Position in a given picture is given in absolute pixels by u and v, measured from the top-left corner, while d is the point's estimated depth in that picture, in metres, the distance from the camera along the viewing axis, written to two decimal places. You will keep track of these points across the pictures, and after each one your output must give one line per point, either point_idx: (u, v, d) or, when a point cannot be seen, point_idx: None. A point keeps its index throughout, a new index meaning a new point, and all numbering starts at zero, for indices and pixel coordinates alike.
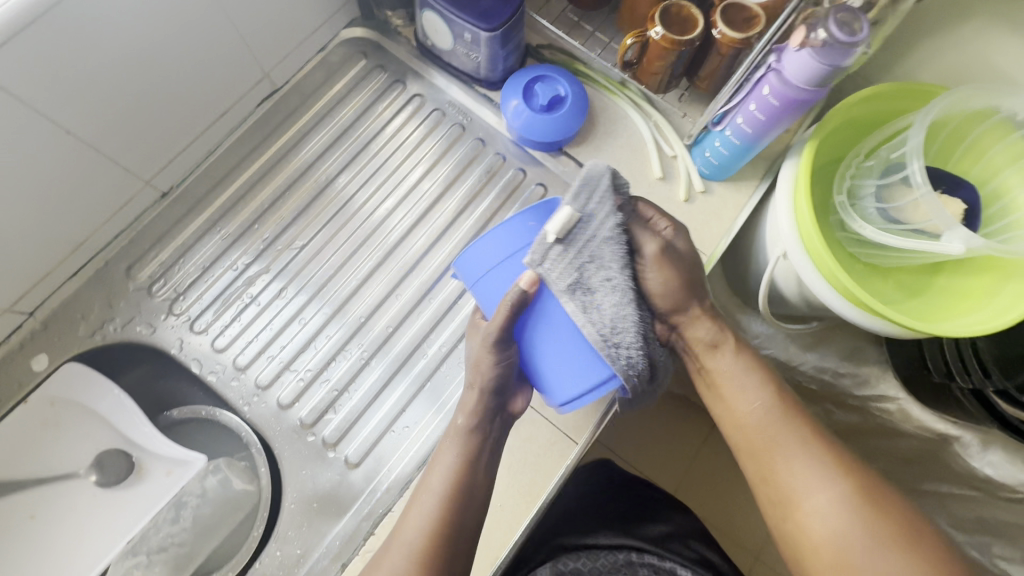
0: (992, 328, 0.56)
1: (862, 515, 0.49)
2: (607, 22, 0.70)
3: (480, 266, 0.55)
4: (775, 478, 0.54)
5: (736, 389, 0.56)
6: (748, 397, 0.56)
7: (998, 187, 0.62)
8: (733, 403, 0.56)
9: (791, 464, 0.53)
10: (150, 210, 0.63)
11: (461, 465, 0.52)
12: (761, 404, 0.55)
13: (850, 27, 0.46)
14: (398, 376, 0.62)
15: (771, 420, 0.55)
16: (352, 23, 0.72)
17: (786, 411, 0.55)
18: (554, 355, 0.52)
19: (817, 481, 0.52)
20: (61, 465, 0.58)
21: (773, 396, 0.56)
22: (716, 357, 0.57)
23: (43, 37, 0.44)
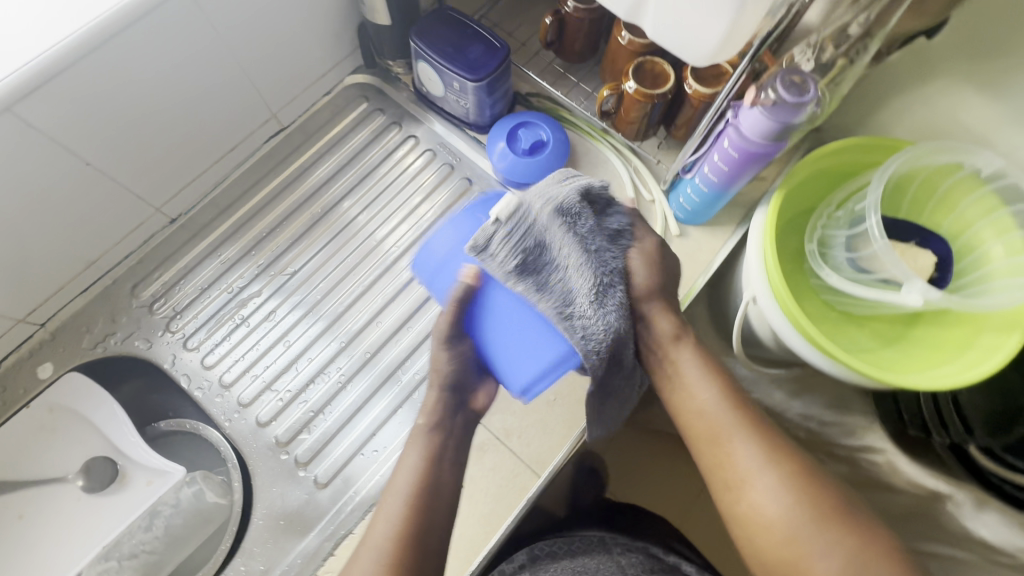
0: (960, 382, 0.56)
1: (796, 499, 0.51)
2: (591, 74, 0.74)
3: (433, 262, 0.55)
4: (726, 462, 0.54)
5: (689, 375, 0.57)
6: (703, 387, 0.56)
7: (969, 240, 0.63)
8: (686, 388, 0.57)
9: (740, 451, 0.54)
10: (159, 234, 0.69)
11: (423, 466, 0.53)
12: (711, 391, 0.56)
13: (797, 86, 0.49)
14: (379, 392, 0.65)
15: (721, 407, 0.55)
16: (357, 70, 0.78)
17: (734, 400, 0.56)
18: (511, 340, 0.51)
19: (763, 465, 0.53)
20: (53, 468, 0.62)
21: (723, 386, 0.56)
22: (674, 352, 0.57)
23: (72, 83, 0.50)
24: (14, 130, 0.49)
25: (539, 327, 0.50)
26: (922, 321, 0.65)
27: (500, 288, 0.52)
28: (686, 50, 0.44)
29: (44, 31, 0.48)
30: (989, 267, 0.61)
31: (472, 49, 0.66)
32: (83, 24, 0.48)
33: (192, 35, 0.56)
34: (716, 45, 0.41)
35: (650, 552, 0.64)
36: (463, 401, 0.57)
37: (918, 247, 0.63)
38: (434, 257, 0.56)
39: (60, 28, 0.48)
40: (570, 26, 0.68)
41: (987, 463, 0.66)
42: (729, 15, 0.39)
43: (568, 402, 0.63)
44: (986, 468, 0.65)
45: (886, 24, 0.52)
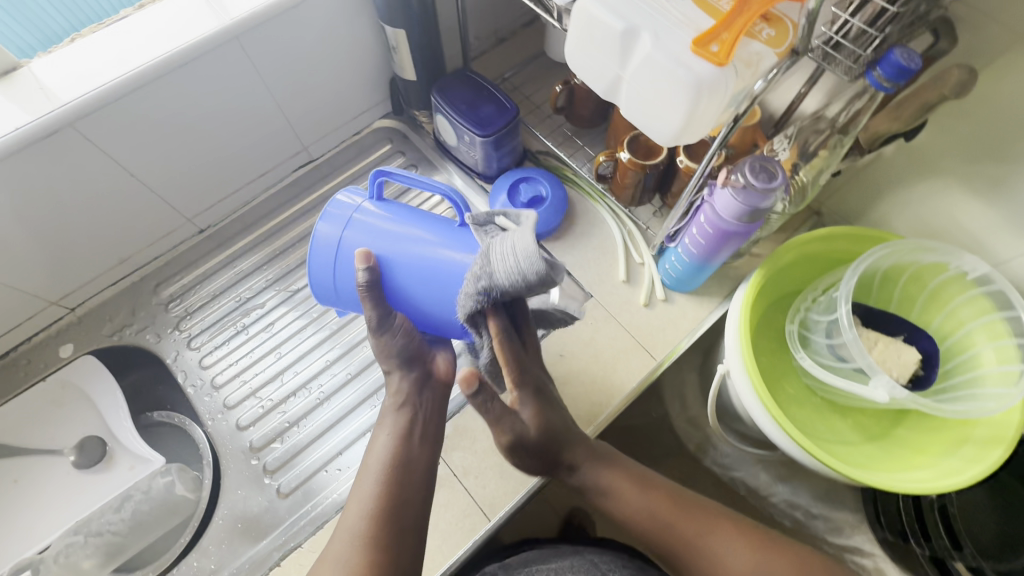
0: (930, 489, 0.54)
1: (773, 562, 0.51)
2: (598, 140, 0.79)
3: (327, 269, 0.56)
4: (698, 555, 0.53)
5: (624, 503, 0.55)
6: (628, 493, 0.55)
7: (955, 344, 0.61)
8: (631, 515, 0.55)
9: (706, 545, 0.53)
10: (187, 241, 0.77)
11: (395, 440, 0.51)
12: (648, 506, 0.55)
13: (767, 173, 0.51)
14: (365, 404, 0.68)
15: (663, 517, 0.54)
16: (387, 116, 0.86)
17: (658, 492, 0.56)
18: (432, 283, 0.54)
19: (721, 541, 0.53)
20: (53, 440, 0.68)
21: (640, 481, 0.56)
22: (608, 480, 0.56)
23: (130, 107, 0.59)
24: (75, 142, 0.57)
25: (445, 251, 0.54)
26: (907, 421, 0.63)
27: (398, 252, 0.54)
28: (655, 130, 0.46)
29: (115, 65, 0.57)
30: (979, 371, 0.58)
31: (484, 108, 0.72)
32: (146, 61, 0.57)
33: (238, 76, 0.65)
34: (678, 127, 0.44)
35: (621, 553, 0.64)
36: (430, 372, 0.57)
37: (905, 343, 0.62)
38: (325, 255, 0.56)
39: (128, 63, 0.57)
40: (579, 95, 0.74)
41: None
42: (688, 101, 0.42)
43: None
44: None
45: (859, 124, 0.54)
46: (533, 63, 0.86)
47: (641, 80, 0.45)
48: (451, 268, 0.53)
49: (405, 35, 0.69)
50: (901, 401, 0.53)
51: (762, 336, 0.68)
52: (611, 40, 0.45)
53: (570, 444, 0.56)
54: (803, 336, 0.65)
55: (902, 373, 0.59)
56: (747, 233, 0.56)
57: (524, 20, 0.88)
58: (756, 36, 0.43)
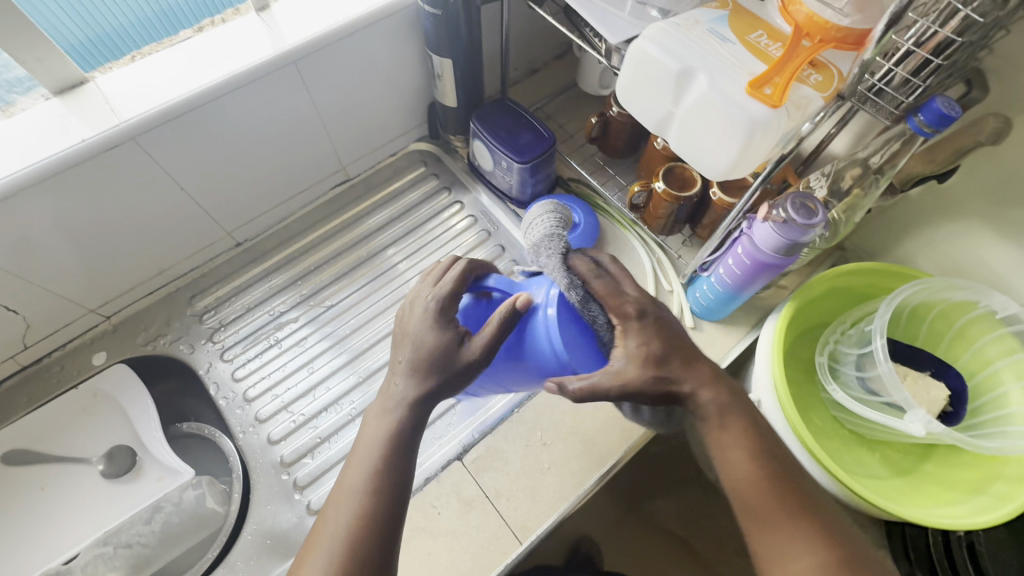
0: (966, 525, 0.54)
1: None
2: (629, 169, 0.81)
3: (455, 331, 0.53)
4: (773, 543, 0.45)
5: (732, 449, 0.46)
6: (746, 457, 0.46)
7: (983, 380, 0.62)
8: (734, 468, 0.46)
9: (791, 534, 0.44)
10: (224, 254, 0.78)
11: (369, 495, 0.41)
12: (756, 467, 0.46)
13: (808, 209, 0.53)
14: None
15: (766, 483, 0.46)
16: (422, 139, 0.88)
17: (777, 472, 0.46)
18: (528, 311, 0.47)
19: (807, 545, 0.44)
20: (81, 448, 0.68)
21: (762, 454, 0.47)
22: (728, 426, 0.46)
23: (188, 124, 0.60)
24: (134, 154, 0.59)
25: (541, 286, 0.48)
26: (936, 455, 0.63)
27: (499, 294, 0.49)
28: (706, 164, 0.49)
29: (176, 84, 0.59)
30: (1008, 409, 0.59)
31: (522, 135, 0.75)
32: (207, 82, 0.59)
33: (290, 98, 0.67)
34: (729, 163, 0.46)
35: None
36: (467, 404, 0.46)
37: (932, 376, 0.63)
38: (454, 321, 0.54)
39: (190, 83, 0.59)
40: (613, 127, 0.77)
41: None
42: (741, 139, 0.44)
43: (561, 474, 0.64)
44: None
45: (895, 164, 0.55)
46: (565, 94, 0.89)
47: (693, 118, 0.47)
48: (535, 344, 0.45)
49: (450, 65, 0.72)
50: (936, 435, 0.54)
51: (791, 366, 0.69)
52: (665, 80, 0.47)
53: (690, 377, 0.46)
54: (832, 368, 0.66)
55: (931, 408, 0.60)
56: (784, 266, 0.58)
57: (557, 52, 0.91)
58: (805, 81, 0.45)
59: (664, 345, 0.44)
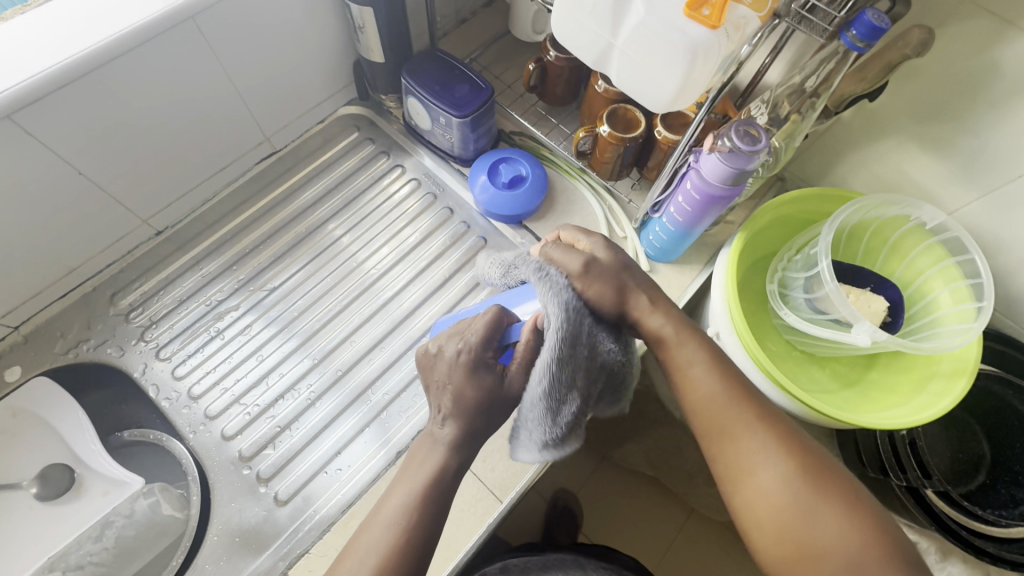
0: (910, 422, 0.58)
1: (811, 489, 0.46)
2: (571, 116, 0.79)
3: None
4: (738, 455, 0.49)
5: (690, 366, 0.50)
6: (702, 378, 0.50)
7: (918, 288, 0.66)
8: (691, 385, 0.50)
9: (746, 446, 0.48)
10: (144, 244, 0.71)
11: (391, 557, 0.45)
12: (712, 390, 0.50)
13: (751, 136, 0.54)
14: (347, 411, 0.66)
15: (720, 402, 0.50)
16: (351, 102, 0.82)
17: (735, 391, 0.50)
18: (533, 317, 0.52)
19: (766, 452, 0.48)
20: (10, 473, 0.63)
21: (721, 374, 0.51)
22: (683, 346, 0.51)
23: (74, 96, 0.53)
24: (12, 136, 0.51)
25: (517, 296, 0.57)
26: (878, 364, 0.67)
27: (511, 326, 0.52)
28: (650, 96, 0.47)
29: (52, 49, 0.50)
30: (937, 313, 0.63)
31: (459, 88, 0.71)
32: (89, 46, 0.51)
33: (193, 60, 0.60)
34: (674, 92, 0.45)
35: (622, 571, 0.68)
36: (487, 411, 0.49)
37: (872, 292, 0.65)
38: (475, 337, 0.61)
39: (70, 46, 0.51)
40: (551, 72, 0.74)
41: (944, 508, 0.65)
42: (683, 66, 0.43)
43: None
44: (942, 513, 0.65)
45: (830, 86, 0.56)
46: (498, 42, 0.85)
47: (634, 47, 0.45)
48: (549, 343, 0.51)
49: (371, 14, 0.66)
50: (880, 343, 0.58)
51: (743, 296, 0.71)
52: (601, 9, 0.45)
53: (632, 282, 0.52)
54: (783, 294, 0.68)
55: (873, 320, 0.62)
56: (732, 198, 0.58)
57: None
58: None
59: (622, 255, 0.53)
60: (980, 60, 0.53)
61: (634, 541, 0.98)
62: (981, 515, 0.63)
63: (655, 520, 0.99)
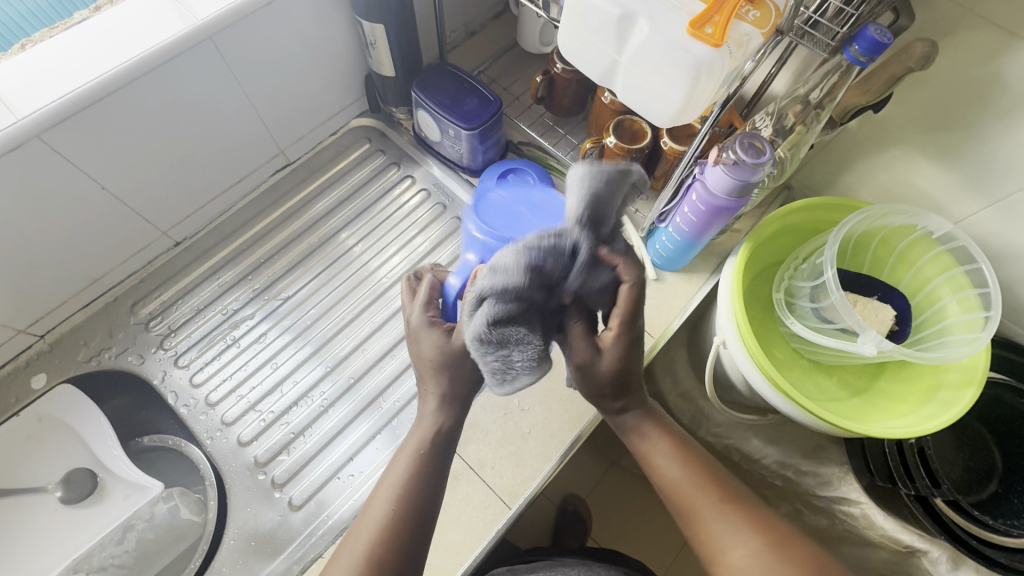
0: (917, 432, 0.58)
1: (784, 567, 0.46)
2: (579, 127, 0.81)
3: None
4: (709, 539, 0.49)
5: (655, 454, 0.53)
6: (670, 463, 0.53)
7: (925, 298, 0.66)
8: (662, 472, 0.53)
9: (717, 529, 0.49)
10: (163, 255, 0.73)
11: (392, 521, 0.47)
12: (681, 475, 0.52)
13: (755, 149, 0.55)
14: (359, 418, 0.67)
15: (690, 485, 0.51)
16: (363, 114, 0.84)
17: (705, 475, 0.52)
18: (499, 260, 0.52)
19: (737, 533, 0.48)
20: (35, 477, 0.65)
21: (690, 459, 0.53)
22: (650, 434, 0.54)
23: (99, 115, 0.55)
24: (41, 154, 0.53)
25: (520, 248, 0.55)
26: (887, 373, 0.67)
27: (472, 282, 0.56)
28: (656, 111, 0.48)
29: (78, 70, 0.52)
30: (945, 323, 0.64)
31: (468, 101, 0.72)
32: (113, 67, 0.53)
33: (211, 77, 0.61)
34: (678, 107, 0.46)
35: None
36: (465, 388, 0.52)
37: (880, 301, 0.66)
38: None
39: (95, 68, 0.53)
40: (559, 84, 0.75)
41: (955, 518, 0.64)
42: (687, 82, 0.44)
43: (542, 436, 0.65)
44: (953, 522, 0.64)
45: (834, 97, 0.56)
46: (507, 55, 0.86)
47: (638, 63, 0.46)
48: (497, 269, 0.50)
49: (383, 30, 0.68)
50: (886, 353, 0.58)
51: (750, 305, 0.71)
52: (606, 27, 0.46)
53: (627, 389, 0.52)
54: (789, 303, 0.69)
55: (880, 329, 0.63)
56: (737, 209, 0.59)
57: (494, 12, 0.88)
58: (744, 18, 0.44)
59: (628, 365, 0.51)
60: (986, 71, 0.53)
61: (644, 547, 0.98)
62: (991, 524, 0.63)
63: (664, 526, 0.99)
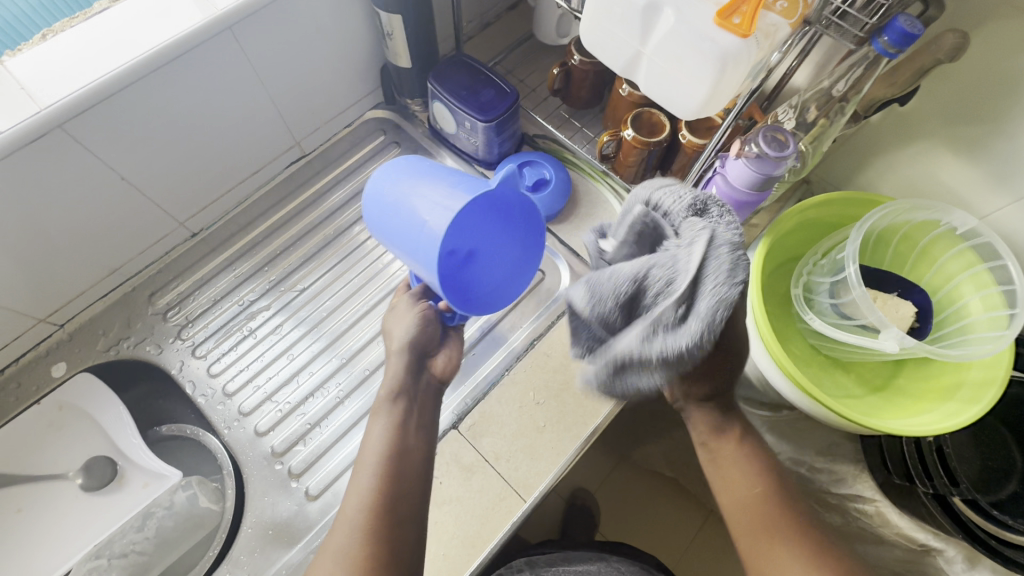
0: (937, 430, 0.57)
1: None
2: (596, 120, 0.80)
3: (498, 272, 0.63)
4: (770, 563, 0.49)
5: (727, 467, 0.52)
6: (747, 479, 0.51)
7: (948, 294, 0.65)
8: (736, 485, 0.52)
9: (783, 550, 0.48)
10: (180, 246, 0.74)
11: (378, 493, 0.49)
12: (757, 495, 0.51)
13: (778, 142, 0.54)
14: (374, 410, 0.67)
15: (761, 506, 0.51)
16: (377, 106, 0.84)
17: (780, 499, 0.51)
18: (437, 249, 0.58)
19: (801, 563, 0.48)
20: (56, 463, 0.66)
21: (767, 481, 0.52)
22: (729, 441, 0.52)
23: (119, 105, 0.55)
24: (63, 145, 0.53)
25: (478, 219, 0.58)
26: (906, 370, 0.66)
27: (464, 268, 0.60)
28: (679, 104, 0.48)
29: (99, 60, 0.52)
30: (967, 320, 0.63)
31: (484, 92, 0.72)
32: (133, 57, 0.53)
33: (228, 67, 0.61)
34: (703, 98, 0.45)
35: (645, 567, 0.69)
36: (422, 369, 0.61)
37: (900, 297, 0.65)
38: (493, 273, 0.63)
39: (115, 58, 0.53)
40: (576, 76, 0.74)
41: (971, 515, 0.63)
42: (712, 74, 0.43)
43: (557, 430, 0.64)
44: (970, 520, 0.63)
45: (860, 90, 0.55)
46: (523, 46, 0.86)
47: (662, 54, 0.46)
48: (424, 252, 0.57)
49: (400, 21, 0.67)
50: (908, 350, 0.57)
51: (767, 301, 0.71)
52: (630, 17, 0.46)
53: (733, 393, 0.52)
54: (808, 299, 0.68)
55: (901, 326, 0.62)
56: (757, 203, 0.58)
57: (509, 3, 0.87)
58: (772, 8, 0.43)
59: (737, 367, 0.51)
60: (1017, 62, 0.52)
61: (654, 541, 0.98)
62: (1011, 524, 0.62)
63: (674, 521, 0.99)
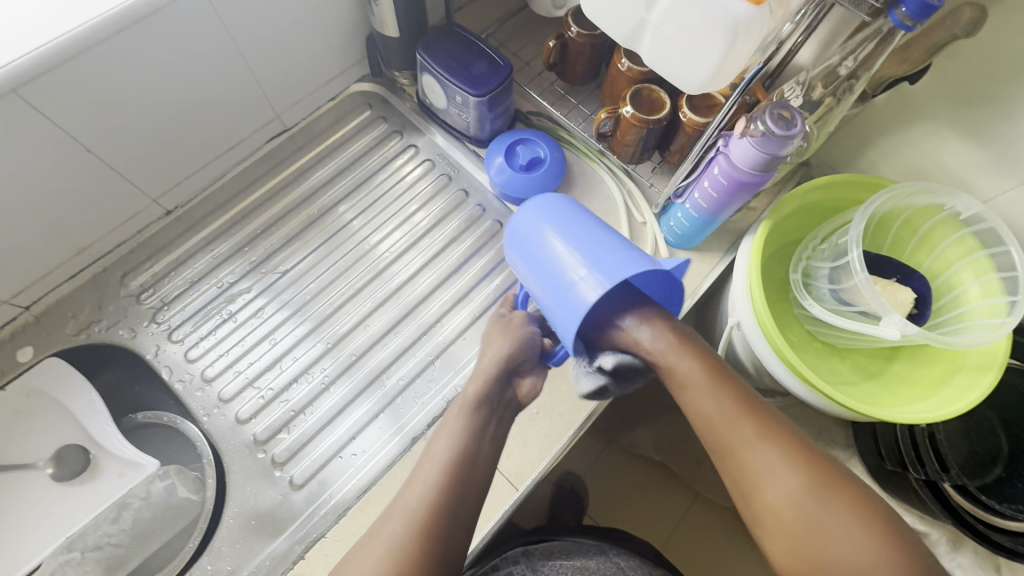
0: (932, 416, 0.57)
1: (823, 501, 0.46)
2: (592, 96, 0.77)
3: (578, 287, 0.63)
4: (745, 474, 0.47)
5: (704, 408, 0.48)
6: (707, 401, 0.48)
7: (947, 281, 0.64)
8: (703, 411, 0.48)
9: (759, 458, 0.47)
10: (153, 224, 0.70)
11: (439, 497, 0.47)
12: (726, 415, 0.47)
13: (785, 120, 0.51)
14: (361, 397, 0.65)
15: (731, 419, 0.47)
16: (363, 79, 0.80)
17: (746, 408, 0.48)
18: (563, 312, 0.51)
19: (774, 466, 0.46)
20: (25, 452, 0.63)
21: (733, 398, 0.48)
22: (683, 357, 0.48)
23: (79, 70, 0.51)
24: (18, 112, 0.49)
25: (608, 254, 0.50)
26: (902, 356, 0.66)
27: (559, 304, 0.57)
28: (682, 77, 0.46)
29: (54, 19, 0.48)
30: (966, 307, 0.62)
31: (476, 65, 0.68)
32: (94, 17, 0.49)
33: (201, 30, 0.57)
34: (711, 71, 0.43)
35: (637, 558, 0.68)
36: (508, 384, 0.56)
37: (899, 283, 0.64)
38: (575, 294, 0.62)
39: (71, 18, 0.48)
40: (573, 50, 0.71)
41: (960, 501, 0.64)
42: (722, 45, 0.41)
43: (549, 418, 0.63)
44: (959, 506, 0.64)
45: (869, 67, 0.53)
46: (517, 17, 0.82)
47: (669, 22, 0.43)
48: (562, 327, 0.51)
49: None
50: (909, 337, 0.56)
51: (764, 285, 0.69)
52: None
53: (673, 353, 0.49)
54: (807, 284, 0.67)
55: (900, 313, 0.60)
56: (761, 184, 0.56)
57: None
58: None
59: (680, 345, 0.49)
60: None
61: (641, 525, 0.98)
62: (999, 510, 0.62)
63: (662, 504, 0.99)
